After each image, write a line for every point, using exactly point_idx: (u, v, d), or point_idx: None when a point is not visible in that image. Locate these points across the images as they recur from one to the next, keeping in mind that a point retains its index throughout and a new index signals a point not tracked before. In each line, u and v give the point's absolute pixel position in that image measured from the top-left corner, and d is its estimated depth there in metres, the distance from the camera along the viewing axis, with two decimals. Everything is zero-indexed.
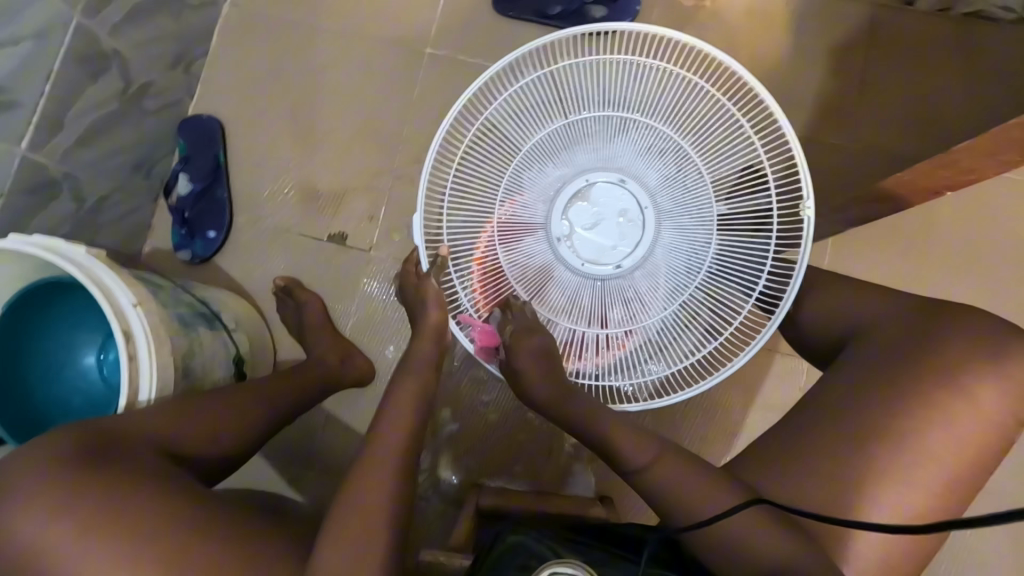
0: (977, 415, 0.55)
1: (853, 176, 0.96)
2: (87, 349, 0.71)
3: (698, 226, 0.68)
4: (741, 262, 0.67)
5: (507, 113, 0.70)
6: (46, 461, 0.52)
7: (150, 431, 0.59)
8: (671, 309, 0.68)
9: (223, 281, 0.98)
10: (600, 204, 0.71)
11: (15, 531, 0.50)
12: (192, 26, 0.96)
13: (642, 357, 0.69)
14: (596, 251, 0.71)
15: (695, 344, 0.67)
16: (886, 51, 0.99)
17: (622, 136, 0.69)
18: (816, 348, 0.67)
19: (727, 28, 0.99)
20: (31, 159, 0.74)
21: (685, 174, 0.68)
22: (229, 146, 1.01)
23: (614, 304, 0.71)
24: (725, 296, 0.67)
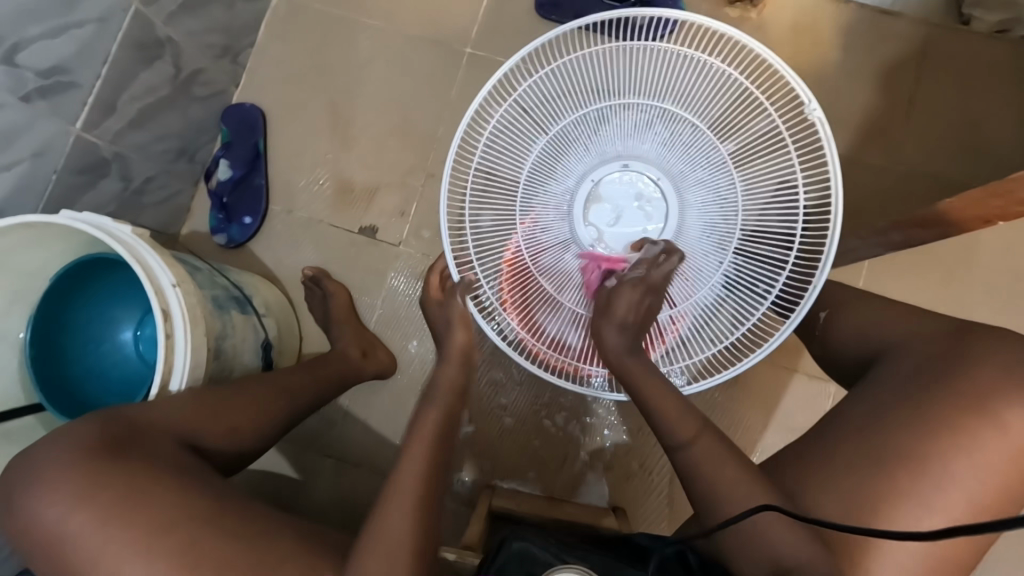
0: (1010, 447, 0.52)
1: (892, 199, 0.94)
2: (124, 324, 0.74)
3: (714, 173, 0.68)
4: (772, 192, 0.66)
5: (493, 153, 0.71)
6: (86, 436, 0.55)
7: (173, 421, 0.60)
8: (726, 260, 0.67)
9: (255, 266, 1.01)
10: (615, 195, 0.71)
11: (52, 499, 0.53)
12: (242, 17, 0.99)
13: (702, 323, 0.68)
14: (630, 238, 0.71)
15: (765, 282, 0.66)
16: (937, 71, 0.96)
17: (606, 127, 0.70)
18: (843, 365, 0.65)
19: (771, 40, 0.98)
20: (85, 139, 0.77)
21: (681, 134, 0.68)
22: (268, 135, 1.03)
23: (671, 281, 0.70)
24: (771, 229, 0.66)
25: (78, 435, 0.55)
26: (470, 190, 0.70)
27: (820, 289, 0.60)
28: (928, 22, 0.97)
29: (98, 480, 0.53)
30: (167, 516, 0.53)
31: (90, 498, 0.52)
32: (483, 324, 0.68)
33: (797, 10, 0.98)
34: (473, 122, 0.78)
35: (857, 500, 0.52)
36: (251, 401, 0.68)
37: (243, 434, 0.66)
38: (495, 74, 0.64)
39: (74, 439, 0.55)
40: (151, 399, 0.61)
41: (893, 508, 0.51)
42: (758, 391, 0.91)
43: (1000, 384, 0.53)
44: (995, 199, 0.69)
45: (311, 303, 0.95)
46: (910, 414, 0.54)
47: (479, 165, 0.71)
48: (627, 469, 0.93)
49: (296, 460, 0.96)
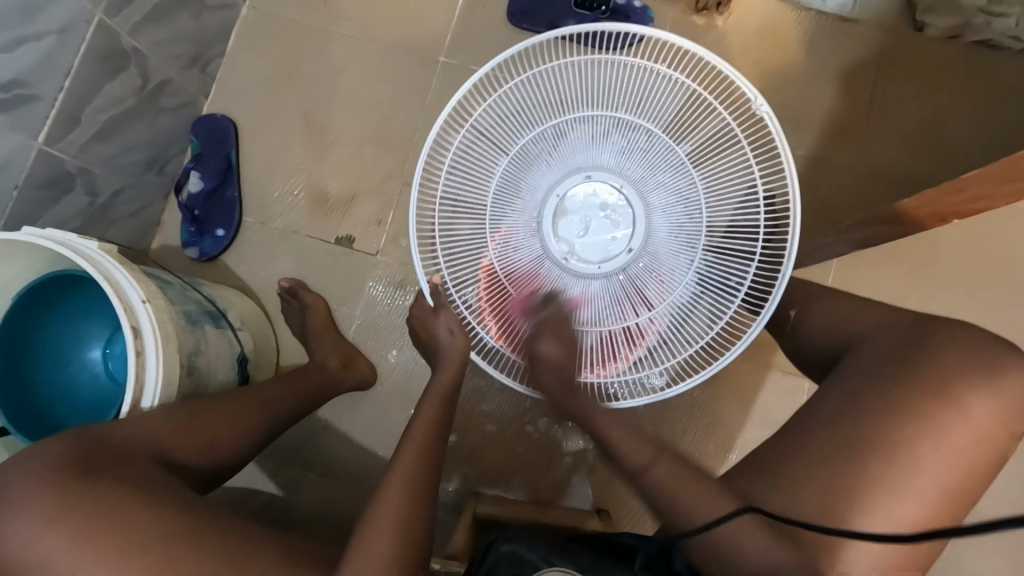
0: (973, 429, 0.54)
1: (856, 198, 0.97)
2: (93, 343, 0.72)
3: (674, 175, 0.69)
4: (731, 189, 0.68)
5: (458, 175, 0.72)
6: (50, 461, 0.53)
7: (145, 441, 0.58)
8: (697, 259, 0.68)
9: (229, 279, 0.99)
10: (581, 207, 0.72)
11: (16, 527, 0.51)
12: (210, 27, 0.98)
13: (680, 322, 0.69)
14: (601, 247, 0.72)
15: (736, 275, 0.67)
16: (894, 75, 1.00)
17: (564, 141, 0.71)
18: (813, 358, 0.67)
19: (736, 47, 1.00)
20: (48, 152, 0.75)
21: (638, 140, 0.70)
22: (240, 146, 1.02)
23: (645, 285, 0.71)
24: (737, 224, 0.67)
25: (46, 455, 0.53)
26: (438, 215, 0.70)
27: (785, 284, 0.62)
28: (884, 27, 1.01)
29: (64, 504, 0.51)
30: (142, 535, 0.51)
31: (57, 523, 0.50)
32: (484, 364, 0.68)
33: (760, 18, 1.01)
34: (433, 148, 0.78)
35: (832, 491, 0.54)
36: (228, 414, 0.67)
37: (222, 447, 0.65)
38: (449, 103, 0.66)
39: (43, 460, 0.53)
40: (121, 417, 0.59)
41: (869, 495, 0.53)
42: (734, 389, 0.93)
43: (957, 369, 0.55)
44: (952, 196, 0.72)
45: (288, 314, 0.94)
46: (877, 404, 0.55)
47: (445, 190, 0.71)
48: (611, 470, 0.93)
49: (279, 476, 0.94)
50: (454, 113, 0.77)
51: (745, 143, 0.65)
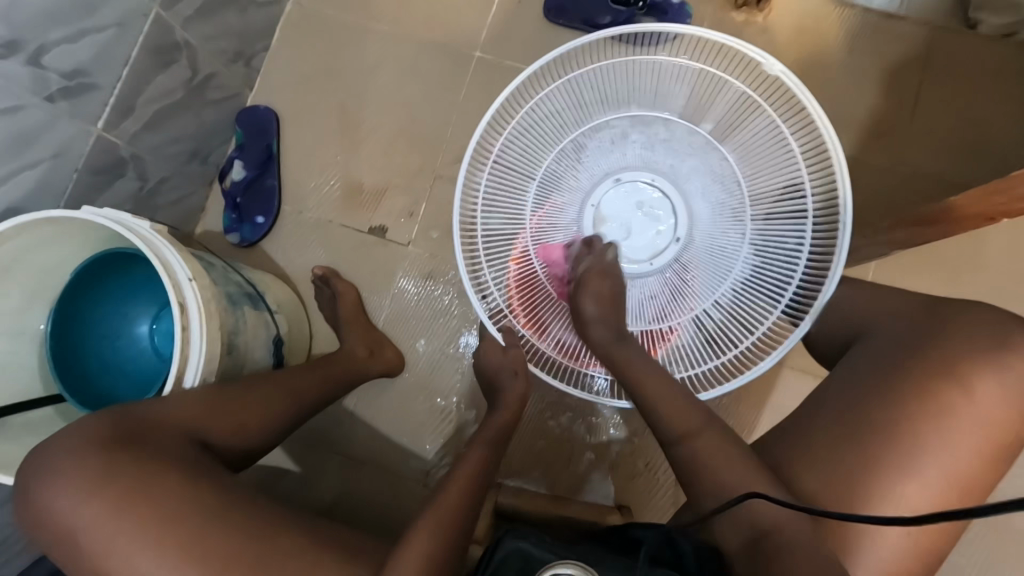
0: (983, 411, 0.52)
1: (896, 201, 0.95)
2: (141, 319, 0.76)
3: (703, 157, 0.71)
4: (765, 157, 0.67)
5: (491, 209, 0.71)
6: (93, 439, 0.56)
7: (181, 421, 0.61)
8: (748, 231, 0.69)
9: (266, 265, 1.03)
10: (619, 210, 0.73)
11: (65, 495, 0.54)
12: (256, 22, 1.01)
13: (741, 304, 0.68)
14: (650, 243, 0.73)
15: (792, 239, 0.65)
16: (942, 74, 0.97)
17: (588, 152, 0.72)
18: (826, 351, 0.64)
19: (774, 45, 0.99)
20: (103, 139, 0.79)
21: (658, 133, 0.72)
22: (281, 138, 1.05)
23: (698, 271, 0.71)
24: (782, 194, 0.67)
25: (92, 429, 0.57)
26: (479, 250, 0.70)
27: (841, 269, 0.60)
28: (932, 25, 0.97)
29: (107, 477, 0.54)
30: (175, 507, 0.54)
31: (98, 496, 0.54)
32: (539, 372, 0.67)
33: (801, 14, 0.99)
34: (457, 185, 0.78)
35: (840, 478, 0.53)
36: (254, 396, 0.69)
37: (249, 430, 0.67)
38: (469, 145, 0.65)
39: (86, 435, 0.56)
40: (164, 396, 0.63)
41: (874, 480, 0.52)
42: (765, 391, 0.91)
43: (967, 354, 0.53)
44: (997, 199, 0.69)
45: (321, 301, 0.97)
46: (888, 390, 0.54)
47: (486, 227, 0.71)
48: (631, 468, 0.93)
49: (308, 458, 0.97)
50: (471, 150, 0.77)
51: (768, 108, 0.64)
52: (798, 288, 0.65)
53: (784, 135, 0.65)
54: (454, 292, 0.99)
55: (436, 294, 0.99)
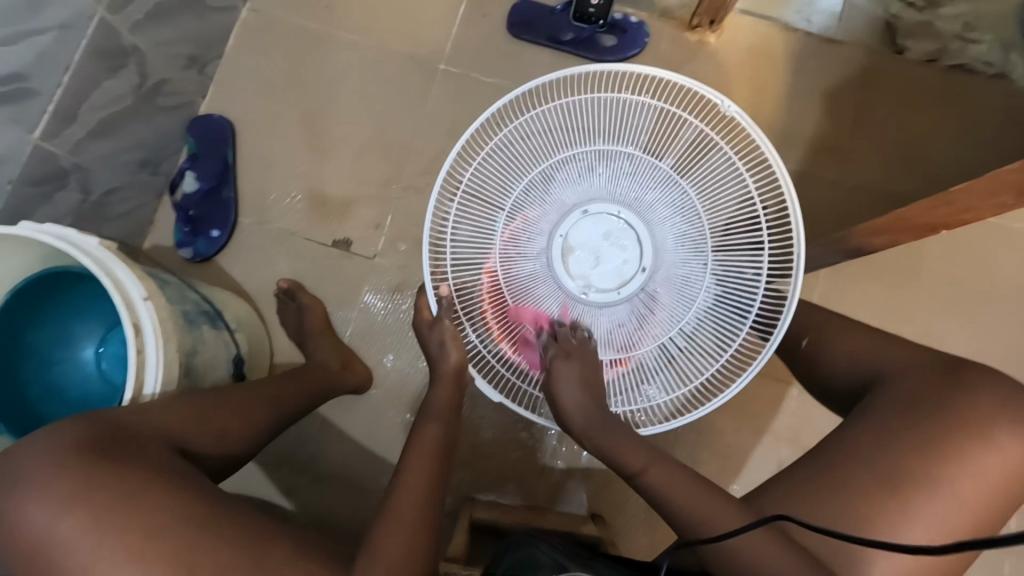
0: (1001, 463, 0.55)
1: (841, 212, 1.02)
2: (86, 342, 0.70)
3: (665, 190, 0.68)
4: (726, 192, 0.66)
5: (463, 238, 0.70)
6: (65, 444, 0.51)
7: (163, 425, 0.58)
8: (710, 261, 0.66)
9: (223, 281, 0.98)
10: (585, 242, 0.70)
11: (28, 513, 0.49)
12: (210, 28, 0.97)
13: (707, 337, 0.66)
14: (616, 273, 0.70)
15: (751, 271, 0.65)
16: (877, 94, 1.04)
17: (554, 183, 0.70)
18: (829, 381, 0.66)
19: (728, 63, 1.04)
20: (43, 148, 0.74)
21: (621, 166, 0.69)
22: (238, 148, 1.01)
23: (665, 304, 0.68)
24: (742, 226, 0.66)
25: (65, 435, 0.52)
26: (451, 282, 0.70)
27: (797, 296, 0.61)
28: (868, 49, 1.05)
29: (91, 485, 0.49)
30: (163, 518, 0.50)
31: (76, 509, 0.49)
32: (482, 384, 0.68)
33: (751, 36, 1.05)
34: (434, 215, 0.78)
35: (854, 516, 0.54)
36: (234, 406, 0.65)
37: (232, 439, 0.63)
38: (439, 174, 0.66)
39: (54, 442, 0.51)
40: (125, 404, 0.58)
41: (885, 507, 0.54)
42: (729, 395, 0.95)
43: (988, 409, 0.56)
44: (935, 210, 0.75)
45: (284, 316, 0.93)
46: (902, 429, 0.56)
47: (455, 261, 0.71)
48: (606, 477, 0.94)
49: (274, 479, 0.94)
50: (446, 182, 0.77)
51: (723, 144, 0.64)
52: (758, 317, 0.65)
53: (739, 170, 0.65)
54: None
55: (406, 309, 0.97)
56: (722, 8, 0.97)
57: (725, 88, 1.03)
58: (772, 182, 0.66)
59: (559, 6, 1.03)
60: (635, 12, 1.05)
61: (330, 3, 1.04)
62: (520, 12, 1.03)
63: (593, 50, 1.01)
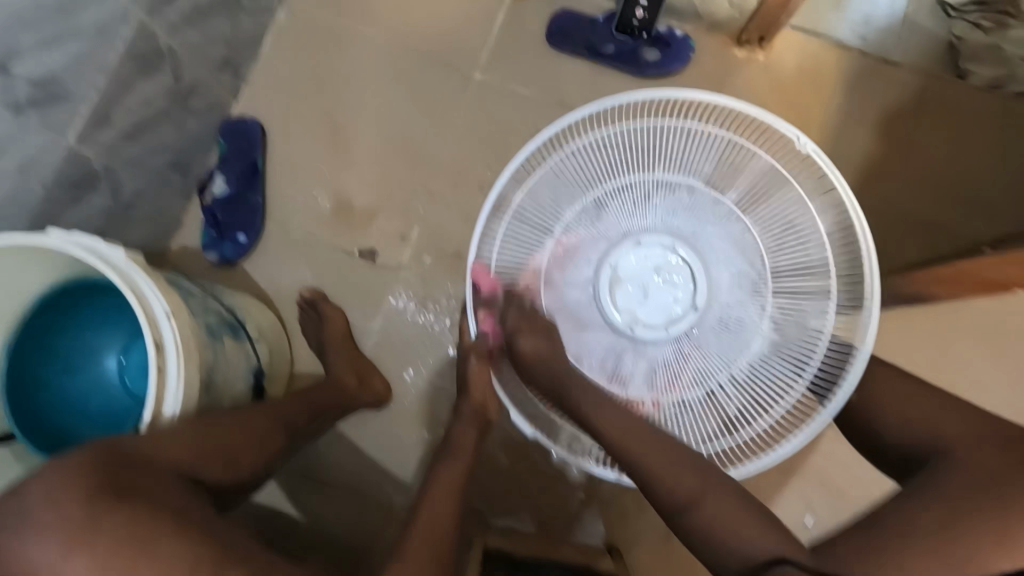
0: None
1: (887, 245, 0.96)
2: (108, 352, 0.69)
3: (725, 226, 0.69)
4: (792, 233, 0.67)
5: (509, 260, 0.71)
6: (66, 478, 0.50)
7: (175, 454, 0.57)
8: (769, 304, 0.67)
9: (247, 285, 0.97)
10: (636, 274, 0.71)
11: (32, 551, 0.48)
12: (245, 29, 0.96)
13: (759, 381, 0.67)
14: (666, 309, 0.71)
15: (815, 318, 0.66)
16: (935, 122, 0.98)
17: (608, 210, 0.70)
18: (869, 431, 0.65)
19: (776, 81, 0.99)
20: (76, 151, 0.73)
21: (680, 198, 0.70)
22: (267, 151, 1.00)
23: (717, 344, 0.69)
24: (807, 272, 0.67)
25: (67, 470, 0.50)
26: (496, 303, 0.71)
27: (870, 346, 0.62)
28: (928, 72, 0.99)
29: (98, 524, 0.48)
30: (168, 561, 0.49)
31: (81, 549, 0.48)
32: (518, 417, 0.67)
33: (801, 54, 0.99)
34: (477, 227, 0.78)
35: None
36: (247, 428, 0.65)
37: (244, 467, 0.63)
38: (491, 192, 0.66)
39: (59, 478, 0.50)
40: (141, 430, 0.57)
41: None
42: None
43: None
44: None
45: (304, 325, 0.93)
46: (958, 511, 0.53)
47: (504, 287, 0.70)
48: (624, 509, 0.91)
49: (288, 490, 0.93)
50: None
51: (796, 186, 0.65)
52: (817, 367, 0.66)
53: (809, 213, 0.66)
54: (444, 320, 0.95)
55: (426, 324, 0.96)
56: (775, 23, 0.92)
57: (771, 108, 0.99)
58: (845, 223, 0.65)
59: (600, 16, 0.99)
60: (679, 24, 1.00)
61: (365, 6, 1.02)
62: (558, 21, 0.99)
63: (634, 64, 0.97)
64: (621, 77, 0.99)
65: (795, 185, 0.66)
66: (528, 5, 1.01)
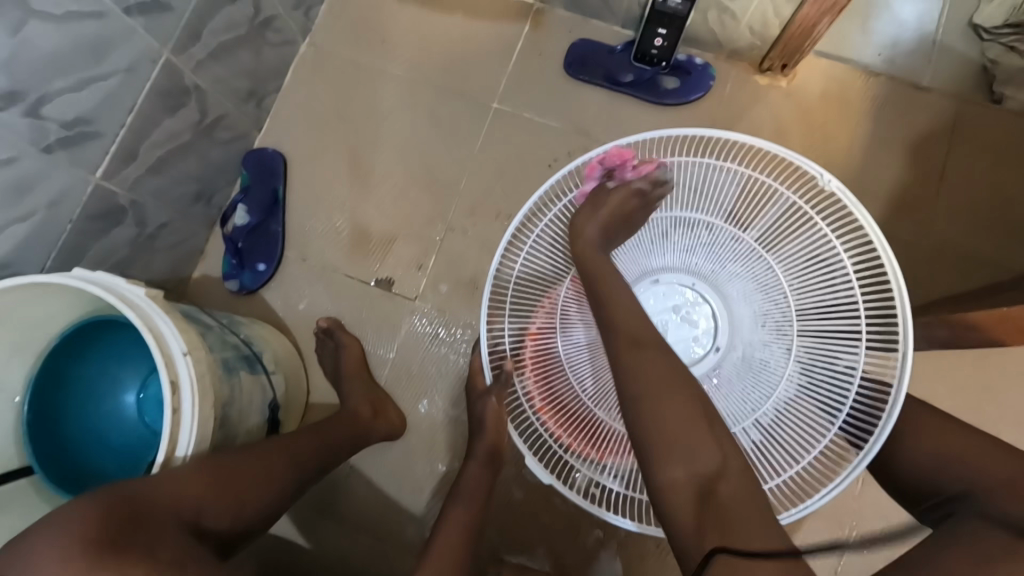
0: None
1: (920, 276, 0.92)
2: (128, 387, 0.70)
3: (746, 264, 0.67)
4: (817, 269, 0.64)
5: (524, 295, 0.70)
6: (70, 526, 0.49)
7: (180, 498, 0.56)
8: (795, 345, 0.64)
9: (266, 313, 0.98)
10: (654, 312, 0.70)
11: None
12: (269, 63, 0.98)
13: (787, 426, 0.64)
14: (687, 350, 0.69)
15: (844, 360, 0.62)
16: (969, 148, 0.94)
17: (623, 249, 0.71)
18: (903, 480, 0.61)
19: (800, 108, 0.97)
20: (103, 187, 0.75)
21: (699, 236, 0.69)
22: (288, 181, 1.02)
23: (740, 385, 0.67)
24: (833, 310, 0.63)
25: (72, 518, 0.50)
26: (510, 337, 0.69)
27: (905, 391, 0.57)
28: (960, 97, 0.96)
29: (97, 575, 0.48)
30: None
31: None
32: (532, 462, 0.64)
33: (827, 80, 0.97)
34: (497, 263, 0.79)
35: None
36: (258, 465, 0.64)
37: (249, 508, 0.62)
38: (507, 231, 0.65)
39: (64, 525, 0.49)
40: (155, 471, 0.57)
41: None
42: None
43: None
44: None
45: (321, 354, 0.93)
46: None
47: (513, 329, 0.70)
48: (643, 549, 0.87)
49: (302, 521, 0.92)
50: None
51: (820, 222, 0.62)
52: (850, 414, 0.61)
53: (835, 249, 0.63)
54: (459, 350, 0.95)
55: (441, 353, 0.95)
56: (798, 52, 0.90)
57: (796, 135, 0.96)
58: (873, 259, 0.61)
59: (618, 44, 0.98)
60: (700, 51, 0.99)
61: (386, 38, 1.03)
62: (577, 50, 0.99)
63: (653, 92, 0.96)
64: (640, 105, 0.98)
65: (819, 221, 0.63)
66: (546, 35, 1.01)
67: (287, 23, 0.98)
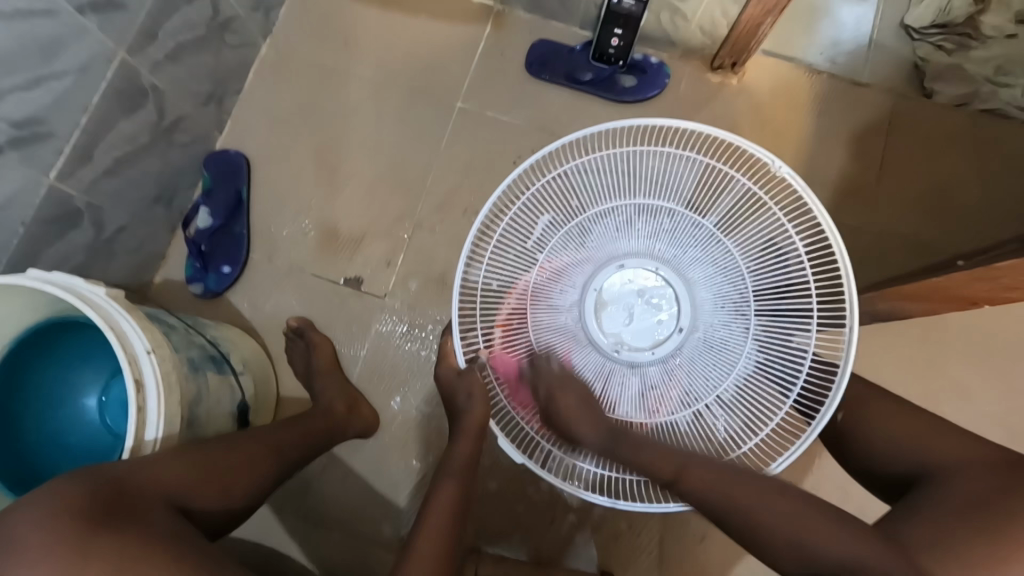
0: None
1: (864, 259, 0.98)
2: (89, 391, 0.68)
3: (706, 248, 0.71)
4: (772, 253, 0.68)
5: (495, 282, 0.71)
6: (56, 505, 0.49)
7: (166, 480, 0.56)
8: (752, 325, 0.68)
9: (232, 316, 0.97)
10: (621, 296, 0.73)
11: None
12: (229, 65, 0.98)
13: (746, 401, 0.67)
14: (651, 332, 0.72)
15: (798, 338, 0.66)
16: (904, 138, 1.01)
17: (590, 236, 0.72)
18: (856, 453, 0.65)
19: (750, 103, 1.02)
20: (59, 189, 0.74)
21: (662, 222, 0.71)
22: (251, 182, 1.01)
23: (703, 365, 0.70)
24: (786, 291, 0.67)
25: (58, 496, 0.49)
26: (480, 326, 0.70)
27: (853, 363, 0.61)
28: (894, 92, 1.02)
29: (93, 547, 0.47)
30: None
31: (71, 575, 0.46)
32: (506, 444, 0.66)
33: (774, 76, 1.02)
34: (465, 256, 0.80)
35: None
36: (242, 456, 0.64)
37: (235, 494, 0.61)
38: (476, 220, 0.66)
39: (51, 504, 0.49)
40: (125, 457, 0.56)
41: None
42: None
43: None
44: (980, 284, 0.70)
45: (292, 355, 0.92)
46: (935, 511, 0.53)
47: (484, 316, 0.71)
48: (617, 531, 0.90)
49: (275, 523, 0.91)
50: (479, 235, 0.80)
51: (775, 207, 0.66)
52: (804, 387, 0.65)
53: (788, 233, 0.66)
54: (430, 345, 0.95)
55: (412, 349, 0.95)
56: (745, 50, 0.95)
57: (746, 129, 1.01)
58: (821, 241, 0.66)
59: (577, 44, 1.02)
60: (655, 50, 1.03)
61: (348, 39, 1.04)
62: (538, 51, 1.01)
63: (612, 90, 1.00)
64: (600, 103, 1.01)
65: (772, 207, 0.67)
66: (507, 35, 1.03)
67: (247, 24, 0.97)
